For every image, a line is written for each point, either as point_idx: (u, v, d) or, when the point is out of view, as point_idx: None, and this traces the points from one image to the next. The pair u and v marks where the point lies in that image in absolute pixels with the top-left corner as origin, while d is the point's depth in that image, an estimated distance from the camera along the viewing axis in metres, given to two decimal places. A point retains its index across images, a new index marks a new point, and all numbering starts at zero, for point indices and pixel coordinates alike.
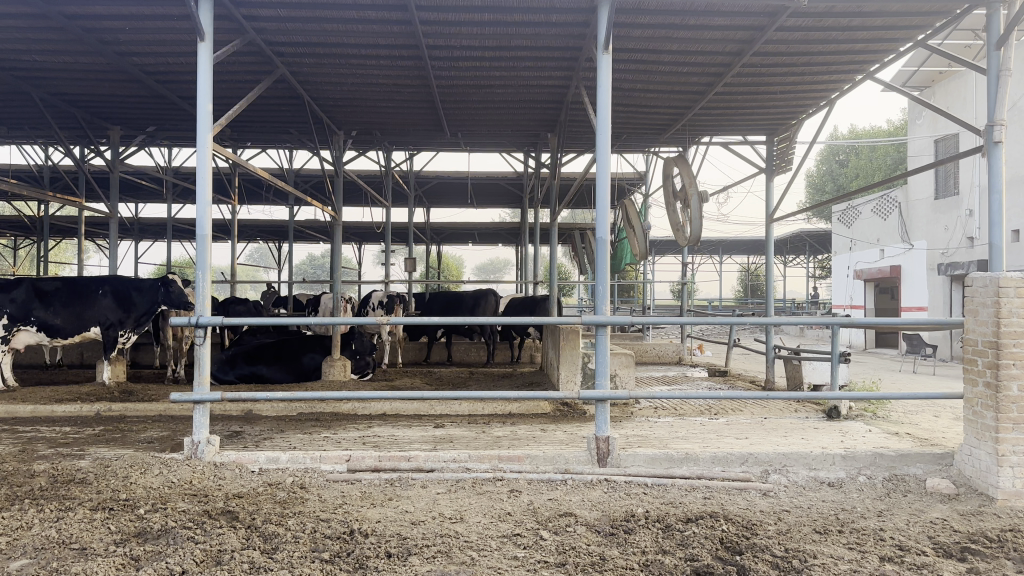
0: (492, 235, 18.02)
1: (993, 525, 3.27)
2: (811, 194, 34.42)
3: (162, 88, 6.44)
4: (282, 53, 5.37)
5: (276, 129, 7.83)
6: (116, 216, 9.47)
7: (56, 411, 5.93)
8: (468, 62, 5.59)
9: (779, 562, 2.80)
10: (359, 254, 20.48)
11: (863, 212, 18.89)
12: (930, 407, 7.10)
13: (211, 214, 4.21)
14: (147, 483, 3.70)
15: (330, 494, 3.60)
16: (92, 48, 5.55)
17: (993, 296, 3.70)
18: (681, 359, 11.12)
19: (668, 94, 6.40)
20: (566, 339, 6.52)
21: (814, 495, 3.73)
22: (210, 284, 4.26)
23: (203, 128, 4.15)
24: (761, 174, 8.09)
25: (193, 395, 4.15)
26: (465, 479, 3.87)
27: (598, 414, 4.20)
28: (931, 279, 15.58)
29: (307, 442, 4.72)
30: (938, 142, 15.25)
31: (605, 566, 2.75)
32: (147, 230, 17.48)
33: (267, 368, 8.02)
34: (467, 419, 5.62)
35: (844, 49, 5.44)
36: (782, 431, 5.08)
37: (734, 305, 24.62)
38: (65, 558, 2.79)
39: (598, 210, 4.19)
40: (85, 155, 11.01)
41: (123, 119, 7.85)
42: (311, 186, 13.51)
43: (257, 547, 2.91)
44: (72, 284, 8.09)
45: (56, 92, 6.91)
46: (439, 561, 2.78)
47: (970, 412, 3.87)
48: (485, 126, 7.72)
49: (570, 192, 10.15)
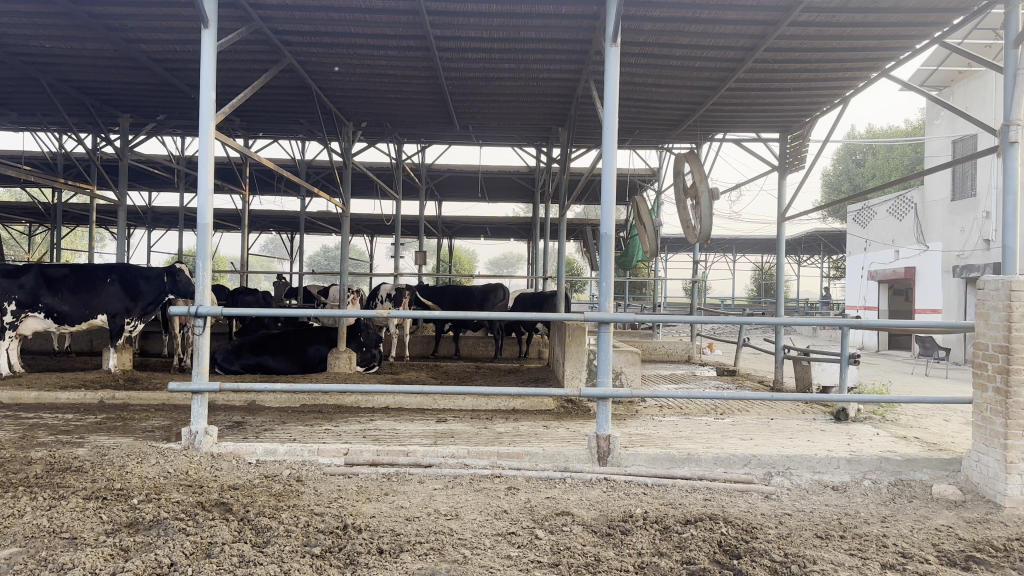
0: (504, 230, 17.98)
1: (1000, 534, 3.19)
2: (826, 193, 34.14)
3: (171, 76, 6.42)
4: (289, 42, 5.34)
5: (285, 119, 7.80)
6: (126, 204, 9.47)
7: (60, 397, 5.95)
8: (476, 54, 5.53)
9: (777, 567, 2.74)
10: (370, 247, 20.50)
11: (879, 212, 18.68)
12: (941, 411, 6.99)
13: (213, 203, 4.17)
14: (143, 472, 3.68)
15: (326, 488, 3.57)
16: (100, 35, 5.54)
17: (1005, 299, 3.62)
18: (690, 357, 11.04)
19: (679, 89, 6.32)
20: (572, 335, 6.47)
21: (818, 498, 3.66)
22: (210, 273, 4.23)
23: (206, 115, 4.11)
24: (774, 172, 7.98)
25: (191, 385, 4.13)
26: (463, 475, 3.83)
27: (599, 412, 4.14)
28: (946, 281, 15.40)
29: (307, 434, 4.70)
30: (955, 143, 15.04)
31: (599, 568, 2.69)
32: (159, 220, 17.54)
33: (272, 359, 8.02)
34: (469, 414, 5.58)
35: (859, 45, 5.34)
36: (789, 433, 5.01)
37: (746, 304, 24.48)
38: (55, 547, 2.77)
39: (603, 207, 4.11)
40: (97, 143, 11.04)
41: (133, 107, 7.85)
42: (323, 178, 13.53)
43: (248, 540, 2.88)
44: (81, 271, 8.07)
45: (65, 79, 6.91)
46: (431, 559, 2.74)
47: (980, 417, 3.78)
48: (495, 120, 7.67)
49: (580, 187, 10.06)
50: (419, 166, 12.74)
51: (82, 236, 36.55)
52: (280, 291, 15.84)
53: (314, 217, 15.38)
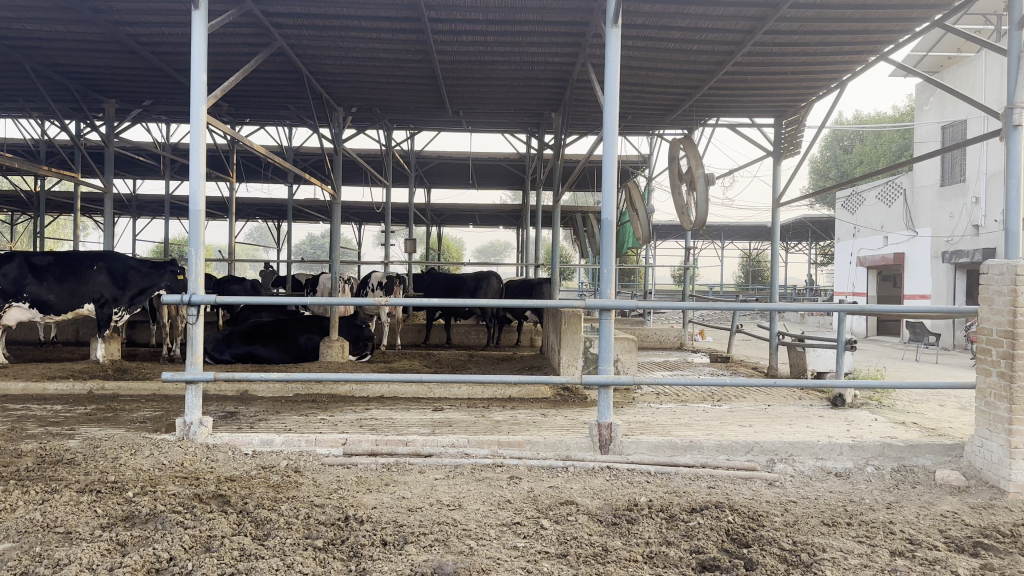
0: (494, 217, 17.87)
1: (1006, 520, 3.18)
2: (813, 179, 34.25)
3: (158, 60, 6.29)
4: (280, 25, 5.24)
5: (274, 104, 7.68)
6: (110, 191, 9.28)
7: (47, 389, 5.84)
8: (472, 36, 5.44)
9: (787, 555, 2.70)
10: (358, 234, 20.31)
11: (867, 198, 18.72)
12: (935, 396, 6.99)
13: (205, 190, 4.07)
14: (138, 464, 3.61)
15: (325, 478, 3.52)
16: (86, 17, 5.41)
17: (1010, 283, 3.60)
18: (683, 344, 11.02)
19: (675, 73, 6.26)
20: (568, 323, 6.43)
21: (822, 485, 3.64)
22: (203, 261, 4.14)
23: (198, 100, 4.02)
24: (768, 157, 7.93)
25: (185, 375, 4.04)
26: (464, 465, 3.77)
27: (601, 400, 4.09)
28: (935, 266, 15.47)
29: (302, 424, 4.63)
30: (945, 128, 15.13)
31: (608, 558, 2.65)
32: (145, 208, 17.32)
33: (263, 347, 7.92)
34: (466, 403, 5.53)
35: (859, 28, 5.29)
36: (787, 419, 5.00)
37: (734, 291, 24.51)
38: (49, 543, 2.70)
39: (604, 193, 4.04)
40: (81, 130, 10.86)
41: (118, 92, 7.69)
42: (311, 164, 13.37)
43: (248, 533, 2.82)
44: (66, 259, 7.92)
45: (48, 63, 6.76)
46: (436, 550, 2.69)
47: (983, 403, 3.78)
48: (488, 105, 7.59)
49: (573, 173, 9.94)
50: (408, 153, 12.62)
51: (65, 226, 36.12)
52: (268, 280, 15.71)
53: (302, 204, 15.22)
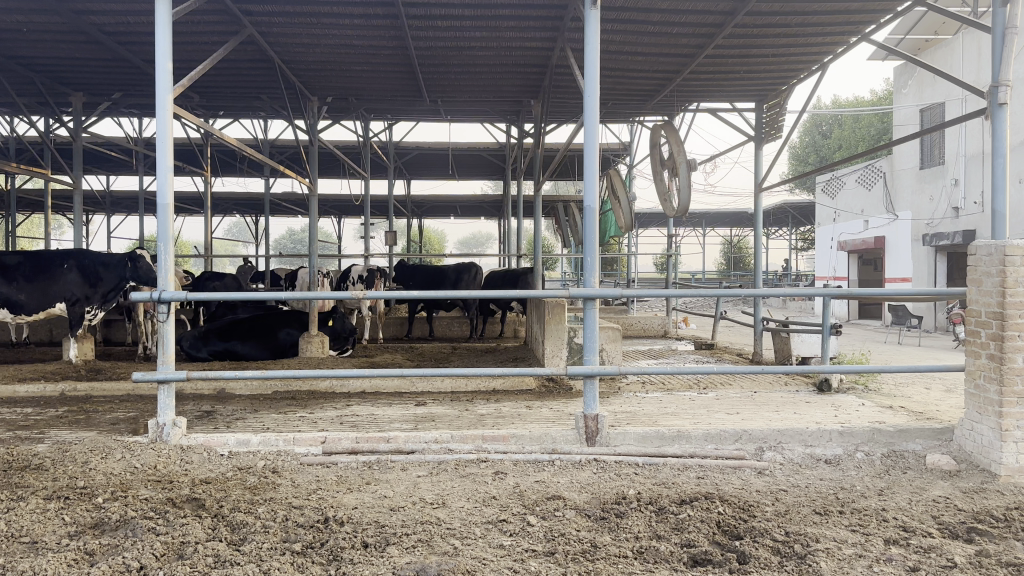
0: (475, 208, 17.72)
1: (998, 503, 3.13)
2: (793, 165, 34.35)
3: (124, 50, 6.09)
4: (250, 12, 5.10)
5: (246, 95, 7.51)
6: (80, 187, 8.98)
7: (18, 391, 5.66)
8: (448, 21, 5.31)
9: (780, 546, 2.63)
10: (338, 227, 20.07)
11: (847, 182, 18.76)
12: (921, 379, 6.98)
13: (174, 183, 3.92)
14: (109, 468, 3.49)
15: (304, 479, 3.41)
16: (47, 6, 5.23)
17: (998, 264, 3.55)
18: (667, 332, 11.00)
19: (654, 56, 6.16)
20: (551, 313, 6.32)
21: (812, 473, 3.58)
22: (172, 257, 3.99)
23: (164, 89, 3.87)
24: (749, 143, 7.88)
25: (157, 375, 3.90)
26: (447, 461, 3.68)
27: (586, 391, 3.98)
28: (915, 249, 15.58)
29: (281, 422, 4.52)
30: (924, 112, 15.23)
31: (597, 554, 2.57)
32: (119, 205, 17.00)
33: (241, 344, 7.77)
34: (450, 397, 5.42)
35: (840, 9, 5.22)
36: (774, 406, 4.95)
37: (717, 277, 24.56)
38: (14, 554, 2.57)
39: (586, 180, 3.93)
40: (49, 125, 10.56)
41: (86, 85, 7.48)
42: (287, 156, 13.16)
43: (223, 538, 2.70)
44: (36, 258, 7.75)
45: (10, 55, 6.54)
46: (419, 552, 2.59)
47: (973, 386, 3.73)
48: (467, 93, 7.46)
49: (553, 162, 9.77)
50: (386, 144, 12.40)
51: (36, 224, 35.42)
52: (246, 275, 15.48)
53: (281, 198, 15.01)
